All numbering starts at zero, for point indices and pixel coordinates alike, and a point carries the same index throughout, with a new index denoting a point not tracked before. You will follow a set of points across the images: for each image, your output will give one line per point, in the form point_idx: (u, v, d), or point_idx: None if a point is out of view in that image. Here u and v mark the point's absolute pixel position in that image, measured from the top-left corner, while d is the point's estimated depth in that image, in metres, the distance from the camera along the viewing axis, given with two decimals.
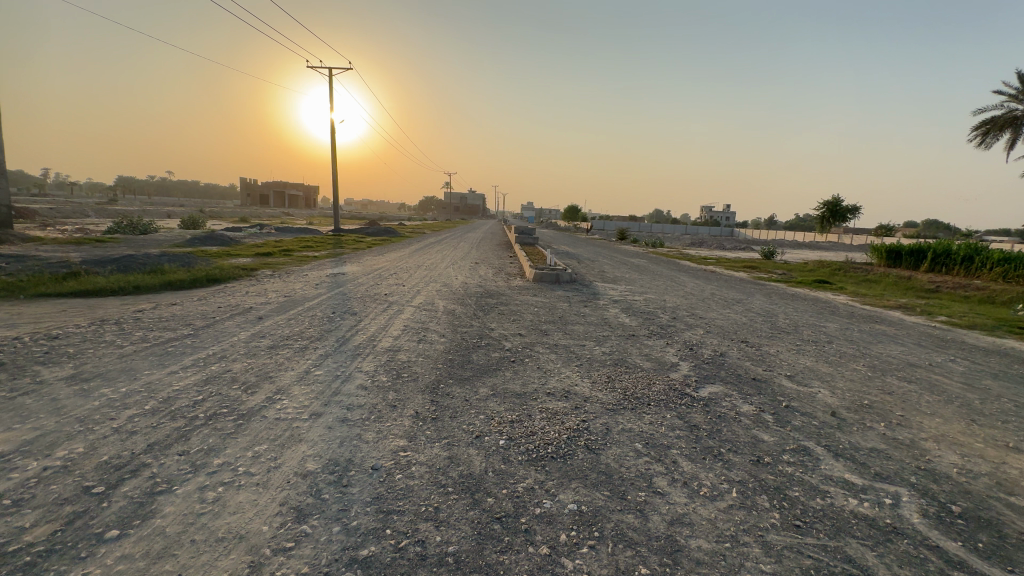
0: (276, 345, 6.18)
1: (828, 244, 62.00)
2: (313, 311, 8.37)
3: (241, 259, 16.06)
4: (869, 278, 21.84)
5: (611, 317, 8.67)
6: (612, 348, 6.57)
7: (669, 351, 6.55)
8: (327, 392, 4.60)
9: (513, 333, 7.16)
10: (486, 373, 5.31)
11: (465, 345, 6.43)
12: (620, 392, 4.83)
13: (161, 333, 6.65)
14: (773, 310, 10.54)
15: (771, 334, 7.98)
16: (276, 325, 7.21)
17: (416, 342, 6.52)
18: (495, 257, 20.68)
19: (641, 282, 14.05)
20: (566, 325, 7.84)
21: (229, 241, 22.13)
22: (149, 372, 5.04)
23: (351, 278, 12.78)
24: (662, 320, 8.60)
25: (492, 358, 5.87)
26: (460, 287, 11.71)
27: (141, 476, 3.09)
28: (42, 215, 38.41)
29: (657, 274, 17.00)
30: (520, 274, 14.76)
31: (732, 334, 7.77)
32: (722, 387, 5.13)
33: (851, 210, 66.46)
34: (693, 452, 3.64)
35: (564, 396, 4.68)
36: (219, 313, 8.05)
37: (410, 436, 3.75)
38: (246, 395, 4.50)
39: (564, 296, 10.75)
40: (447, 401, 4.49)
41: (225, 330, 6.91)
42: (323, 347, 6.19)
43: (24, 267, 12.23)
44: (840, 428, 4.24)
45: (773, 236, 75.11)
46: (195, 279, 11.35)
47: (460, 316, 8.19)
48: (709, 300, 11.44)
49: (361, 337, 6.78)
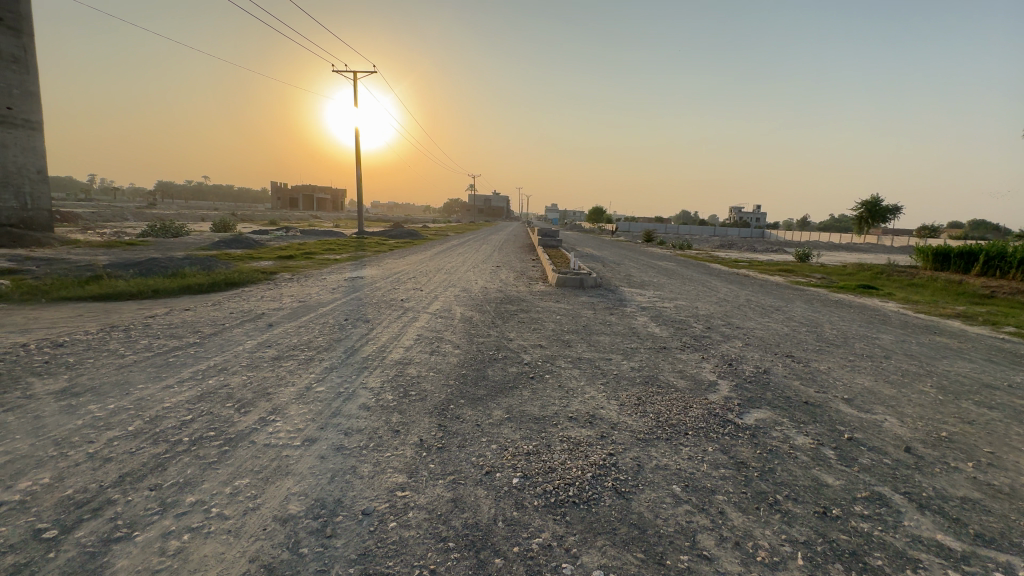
0: (281, 356, 5.83)
1: (866, 245, 59.16)
2: (325, 318, 8.04)
3: (263, 261, 16.09)
4: (916, 282, 20.36)
5: (639, 327, 8.02)
6: (642, 363, 5.97)
7: (706, 367, 5.90)
8: (325, 413, 4.17)
9: (532, 345, 6.63)
10: (501, 391, 4.81)
11: (480, 358, 5.93)
12: (652, 418, 4.26)
13: (166, 341, 6.39)
14: (817, 320, 9.67)
15: (819, 348, 7.22)
16: (285, 334, 6.89)
17: (428, 354, 6.07)
18: (517, 260, 20.19)
19: (670, 287, 13.32)
20: (592, 336, 7.27)
21: (253, 243, 22.33)
22: (143, 386, 4.73)
23: (369, 282, 12.49)
24: (695, 330, 7.93)
25: (509, 374, 5.35)
26: (480, 292, 11.24)
27: (101, 518, 2.70)
28: (84, 219, 40.16)
29: (687, 278, 16.18)
30: (543, 278, 14.21)
31: (775, 347, 7.04)
32: (771, 413, 4.49)
33: (891, 211, 63.38)
34: (744, 500, 3.04)
35: (588, 422, 4.13)
36: (229, 320, 7.80)
37: (411, 471, 3.27)
38: (238, 415, 4.11)
39: (588, 303, 10.15)
40: (456, 426, 4.00)
41: (232, 338, 6.62)
42: (328, 359, 5.79)
43: (52, 270, 12.42)
44: (919, 470, 3.55)
45: (807, 237, 72.21)
46: (213, 283, 11.26)
47: (477, 325, 7.70)
48: (745, 307, 10.63)
49: (371, 347, 6.38)
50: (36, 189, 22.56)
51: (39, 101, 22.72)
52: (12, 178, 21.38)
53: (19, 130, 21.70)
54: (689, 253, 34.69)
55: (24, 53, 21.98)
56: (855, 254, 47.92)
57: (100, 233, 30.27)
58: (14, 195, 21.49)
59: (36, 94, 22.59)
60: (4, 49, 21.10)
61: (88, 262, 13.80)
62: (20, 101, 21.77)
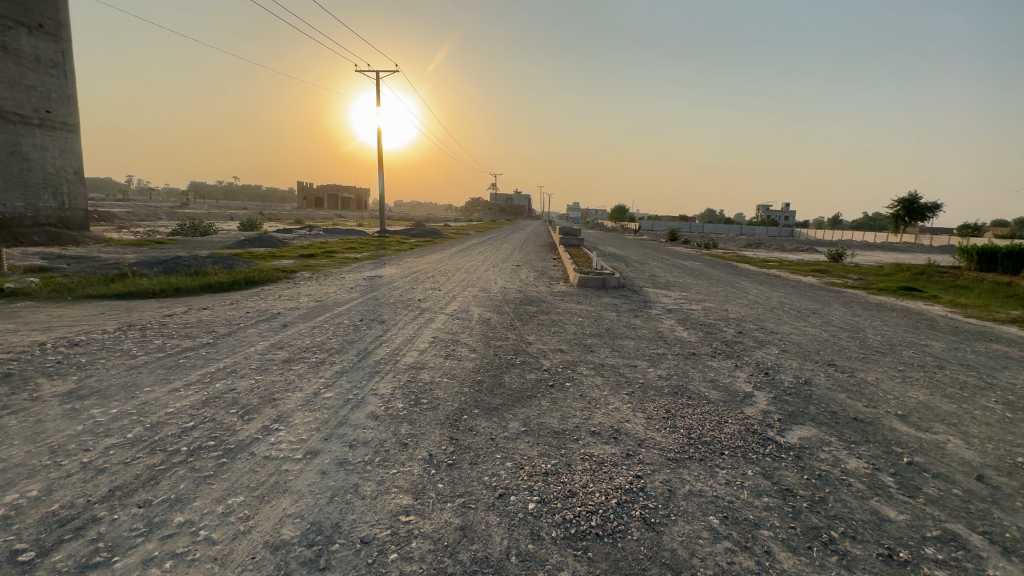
0: (292, 359, 5.65)
1: (903, 245, 56.71)
2: (340, 318, 7.89)
3: (284, 260, 16.15)
4: (961, 284, 19.25)
5: (666, 331, 7.59)
6: (670, 371, 5.56)
7: (740, 376, 5.45)
8: (331, 422, 3.93)
9: (552, 349, 6.29)
10: (518, 401, 4.49)
11: (497, 363, 5.62)
12: (683, 434, 3.88)
13: (179, 342, 6.29)
14: (858, 325, 9.02)
15: (863, 356, 6.66)
16: (298, 335, 6.72)
17: (442, 358, 5.79)
18: (538, 259, 19.82)
19: (697, 288, 12.80)
20: (615, 340, 6.88)
21: (276, 242, 22.59)
22: (149, 390, 4.59)
23: (387, 281, 12.33)
24: (726, 335, 7.45)
25: (527, 381, 5.03)
26: (499, 292, 10.95)
27: (82, 539, 2.50)
28: (122, 219, 41.60)
29: (715, 279, 15.56)
30: (564, 278, 13.81)
31: (814, 355, 6.52)
32: (815, 431, 4.06)
33: (931, 209, 60.60)
34: (793, 537, 2.65)
35: (612, 438, 3.78)
36: (244, 319, 7.71)
37: (417, 492, 2.99)
38: (240, 423, 3.90)
39: (612, 304, 9.74)
40: (468, 440, 3.70)
41: (245, 339, 6.49)
42: (339, 362, 5.57)
43: (81, 268, 12.68)
44: (998, 505, 3.07)
45: (839, 236, 69.62)
46: (233, 282, 11.27)
47: (495, 328, 7.39)
48: (778, 310, 10.04)
49: (384, 349, 6.14)
50: (73, 189, 23.30)
51: (77, 104, 23.45)
52: (51, 179, 22.08)
53: (58, 132, 22.40)
54: (715, 253, 33.72)
55: (62, 58, 22.70)
56: (892, 254, 46.07)
57: (133, 232, 31.20)
58: (53, 196, 22.22)
59: (73, 98, 23.33)
60: (44, 55, 21.83)
61: (115, 261, 14.01)
62: (58, 104, 22.50)
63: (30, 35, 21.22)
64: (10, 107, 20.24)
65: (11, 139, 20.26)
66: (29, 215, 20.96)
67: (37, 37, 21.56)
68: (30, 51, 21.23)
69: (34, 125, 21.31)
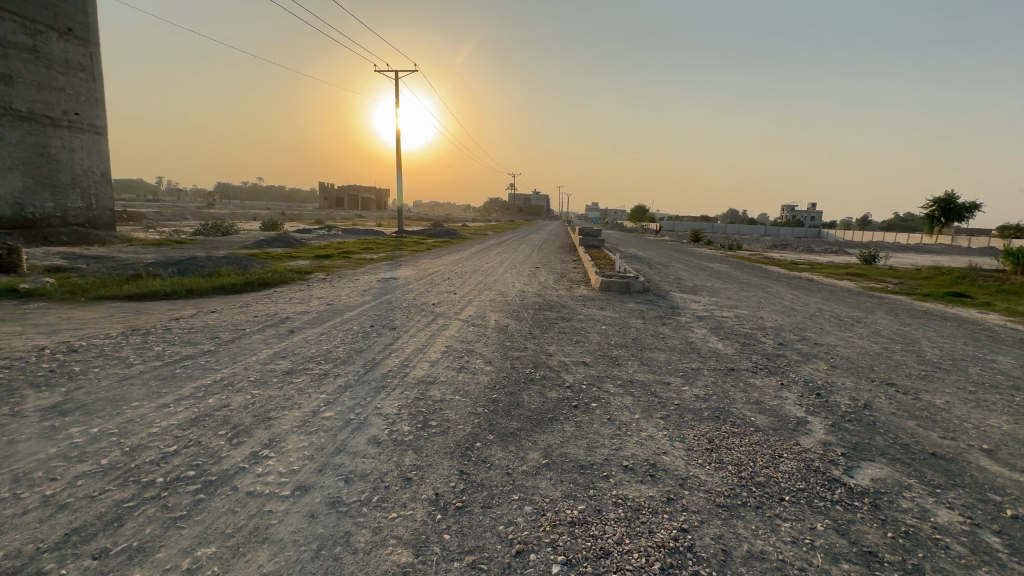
0: (293, 370, 5.23)
1: (939, 246, 54.38)
2: (350, 324, 7.50)
3: (300, 261, 16.01)
4: (1011, 289, 18.07)
5: (699, 342, 6.97)
6: (708, 390, 4.97)
7: (788, 398, 4.82)
8: (327, 450, 3.49)
9: (575, 362, 5.75)
10: (538, 426, 3.97)
11: (514, 378, 5.11)
12: (731, 472, 3.31)
13: (180, 349, 5.96)
14: (910, 336, 8.24)
15: (925, 374, 5.94)
16: (304, 343, 6.34)
17: (455, 372, 5.31)
18: (558, 261, 19.30)
19: (727, 292, 12.12)
20: (644, 352, 6.30)
21: (295, 242, 22.58)
22: (137, 405, 4.22)
23: (402, 283, 11.97)
24: (766, 347, 6.81)
25: (547, 401, 4.50)
26: (517, 296, 10.46)
27: None
28: (149, 219, 42.53)
29: (744, 282, 14.83)
30: (585, 281, 13.25)
31: (870, 373, 5.82)
32: (889, 471, 3.44)
33: (970, 209, 57.97)
34: None
35: (648, 477, 3.24)
36: (251, 324, 7.39)
37: (418, 547, 2.50)
38: (227, 449, 3.48)
39: (637, 310, 9.15)
40: (482, 475, 3.21)
41: (249, 346, 6.14)
42: (344, 375, 5.13)
43: (99, 269, 12.65)
44: None
45: (870, 238, 67.17)
46: (246, 283, 11.09)
47: (513, 336, 6.89)
48: (818, 318, 9.31)
49: (393, 360, 5.70)
50: (100, 190, 23.68)
51: (104, 106, 23.80)
52: (79, 180, 22.43)
53: (86, 134, 22.76)
54: (740, 254, 32.71)
55: (90, 61, 23.04)
56: (926, 255, 44.25)
57: (159, 232, 31.78)
58: (81, 196, 22.58)
59: (101, 100, 23.67)
60: (73, 58, 22.22)
61: (133, 261, 13.99)
62: (87, 106, 22.88)
63: (60, 39, 21.61)
64: (40, 109, 20.58)
65: (41, 140, 20.60)
66: (58, 214, 21.34)
67: (66, 41, 21.91)
68: (60, 54, 21.59)
69: (64, 126, 21.66)
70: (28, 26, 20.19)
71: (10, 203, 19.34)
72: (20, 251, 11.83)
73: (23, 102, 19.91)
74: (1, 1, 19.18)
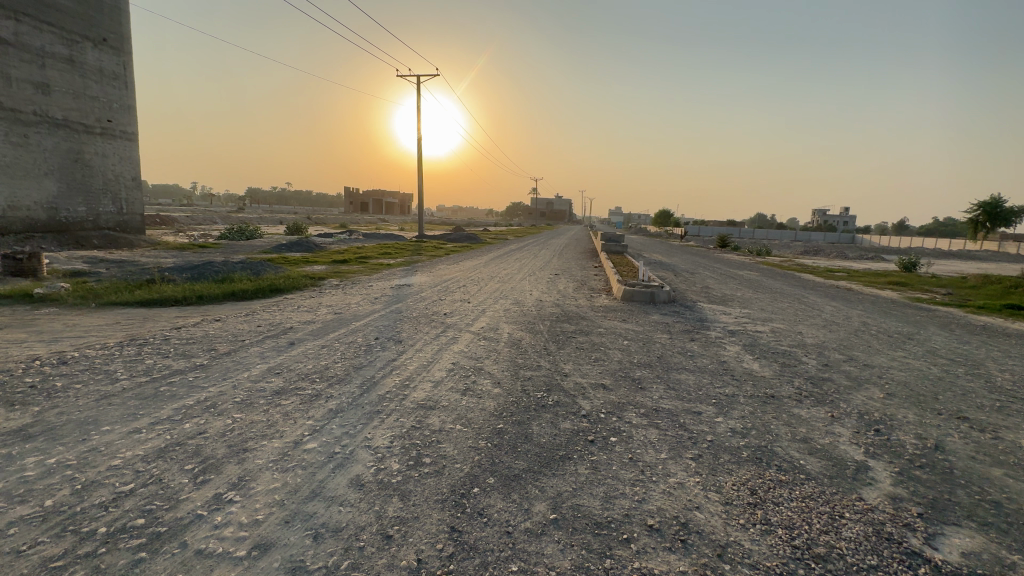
0: (283, 390, 4.80)
1: (983, 253, 51.48)
2: (355, 335, 7.09)
3: (316, 266, 15.85)
4: None
5: (732, 361, 6.29)
6: (746, 423, 4.33)
7: (842, 435, 4.15)
8: (301, 494, 3.02)
9: (593, 385, 5.16)
10: (548, 466, 3.42)
11: (524, 404, 4.56)
12: (782, 539, 2.69)
13: (171, 363, 5.62)
14: (972, 356, 7.37)
15: (1001, 406, 5.14)
16: (302, 358, 5.93)
17: (458, 395, 4.79)
18: (578, 267, 18.67)
19: (760, 303, 11.32)
20: (670, 373, 5.66)
21: (314, 246, 22.61)
22: (105, 431, 3.83)
23: (415, 291, 11.58)
24: (809, 369, 6.09)
25: (560, 435, 3.94)
26: (534, 306, 9.93)
27: None
28: (180, 223, 43.61)
29: (777, 292, 13.95)
30: (606, 290, 12.63)
31: (935, 404, 5.06)
32: (982, 542, 2.77)
33: (1017, 214, 54.90)
34: None
35: (678, 542, 2.65)
36: (251, 335, 7.05)
37: None
38: (188, 489, 3.04)
39: (662, 324, 8.49)
40: (476, 534, 2.67)
41: (244, 361, 5.76)
42: (337, 397, 4.67)
43: (116, 273, 12.64)
44: None
45: (908, 243, 64.18)
46: (257, 290, 10.87)
47: (526, 352, 6.35)
48: (865, 335, 8.47)
49: (394, 379, 5.22)
50: (130, 195, 24.15)
51: (136, 113, 24.32)
52: (110, 185, 22.93)
53: (118, 140, 23.24)
54: (769, 261, 31.49)
55: (124, 70, 23.55)
56: (970, 263, 41.97)
57: (186, 235, 32.44)
58: (112, 201, 23.08)
59: (133, 107, 24.19)
60: (107, 67, 22.73)
61: (151, 266, 13.97)
62: (119, 113, 23.39)
63: (95, 49, 22.14)
64: (74, 117, 21.09)
65: (75, 147, 21.09)
66: (90, 219, 21.82)
67: (101, 51, 22.47)
68: (94, 63, 22.13)
69: (97, 134, 22.17)
70: (64, 36, 20.71)
71: (43, 208, 19.86)
72: (40, 256, 11.87)
73: (59, 111, 20.43)
74: (38, 13, 19.72)
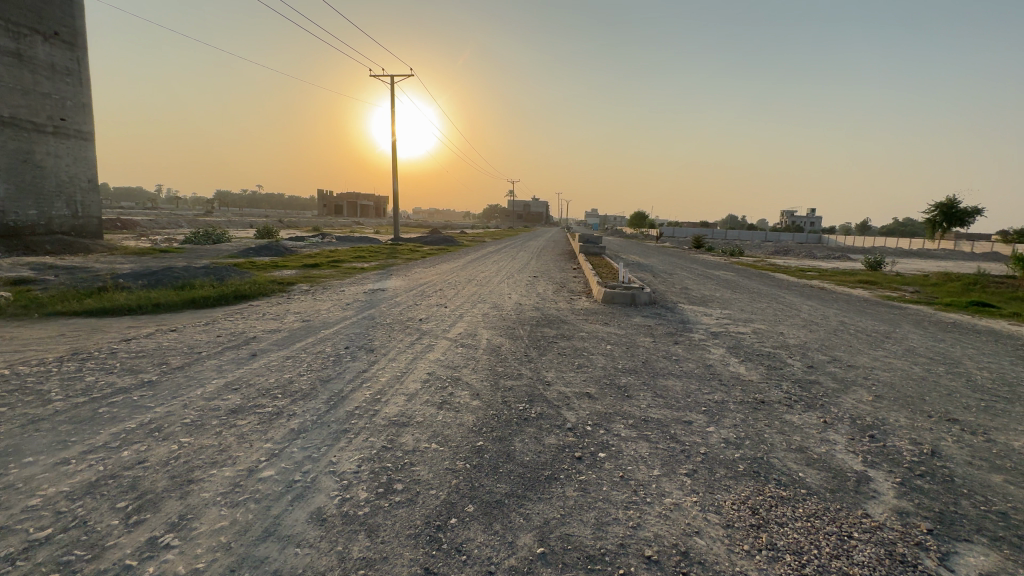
0: (240, 409, 4.35)
1: (942, 252, 53.73)
2: (324, 345, 6.65)
3: (285, 271, 15.18)
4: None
5: (719, 365, 6.12)
6: (739, 432, 4.12)
7: (838, 443, 3.97)
8: (252, 534, 2.63)
9: (578, 395, 4.88)
10: (534, 490, 3.12)
11: (505, 418, 4.24)
12: (792, 567, 2.45)
13: (115, 380, 5.08)
14: (949, 355, 7.41)
15: (986, 406, 5.09)
16: (264, 371, 5.47)
17: (434, 409, 4.43)
18: (556, 269, 18.48)
19: (739, 304, 11.30)
20: (657, 380, 5.43)
21: (285, 250, 21.79)
22: (28, 463, 3.34)
23: (389, 295, 11.14)
24: (795, 371, 5.96)
25: (544, 452, 3.64)
26: (513, 310, 9.63)
27: None
28: (143, 227, 41.71)
29: (754, 292, 14.03)
30: (587, 292, 12.42)
31: (924, 406, 4.97)
32: (997, 560, 2.59)
33: (971, 214, 57.57)
34: None
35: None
36: (210, 346, 6.54)
37: None
38: (118, 533, 2.61)
39: (644, 327, 8.28)
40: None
41: (199, 375, 5.28)
42: (300, 414, 4.26)
43: (65, 281, 11.77)
44: None
45: (872, 242, 66.56)
46: (221, 297, 10.26)
47: (506, 360, 6.02)
48: (844, 334, 8.47)
49: (364, 393, 4.83)
50: (87, 197, 22.78)
51: (92, 112, 23.01)
52: (64, 187, 21.60)
53: (72, 140, 21.93)
54: (743, 261, 31.99)
55: (78, 65, 22.28)
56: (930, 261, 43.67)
57: (148, 240, 30.89)
58: (66, 204, 21.75)
59: (89, 106, 22.90)
60: (59, 62, 21.46)
61: (104, 273, 13.09)
62: (73, 111, 22.09)
63: (45, 43, 20.86)
64: (23, 115, 19.79)
65: (23, 146, 19.80)
66: (41, 223, 20.49)
67: (53, 45, 21.19)
68: (45, 59, 20.84)
69: (48, 133, 20.86)
70: (11, 29, 19.44)
71: None
72: None
73: (5, 108, 19.13)
74: None
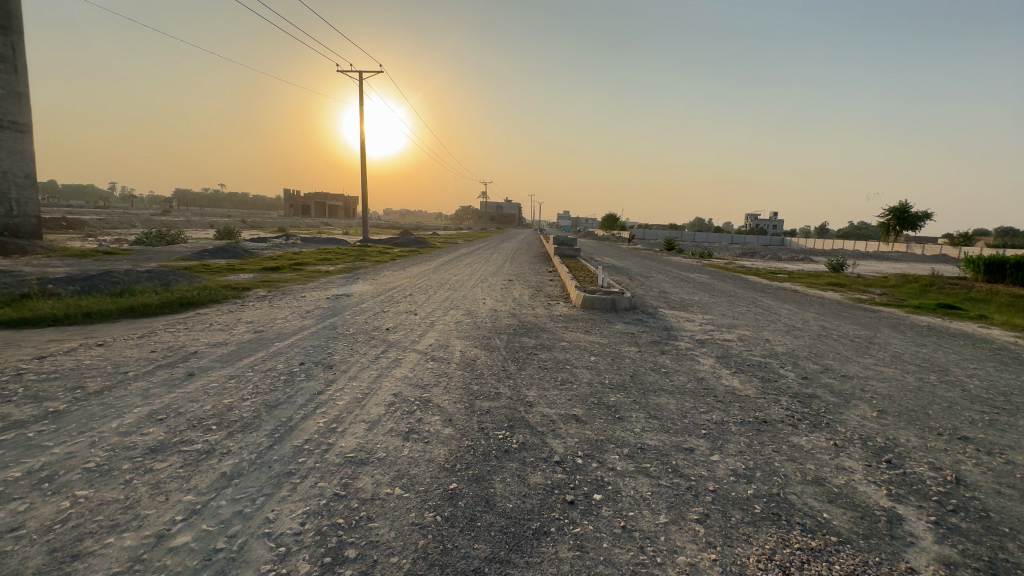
0: (161, 447, 3.60)
1: (897, 254, 55.92)
2: (276, 361, 5.90)
3: (242, 275, 14.15)
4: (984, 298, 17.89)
5: (711, 378, 5.69)
6: (747, 461, 3.65)
7: (855, 472, 3.55)
8: None
9: (563, 417, 4.34)
10: (520, 552, 2.53)
11: (482, 450, 3.66)
12: None
13: (12, 411, 4.22)
14: (936, 361, 7.24)
15: (993, 421, 4.80)
16: (200, 395, 4.69)
17: (399, 441, 3.79)
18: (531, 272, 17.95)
19: (720, 308, 11.02)
20: (649, 398, 4.93)
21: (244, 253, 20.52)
22: None
23: (354, 301, 10.36)
24: (792, 384, 5.57)
25: (530, 495, 3.07)
26: (488, 316, 9.04)
27: None
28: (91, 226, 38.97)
29: (732, 295, 13.86)
30: (564, 297, 11.92)
31: (932, 422, 4.62)
32: None
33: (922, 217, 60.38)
34: None
35: None
36: (143, 364, 5.69)
37: None
38: None
39: (627, 335, 7.82)
40: None
41: (121, 403, 4.46)
42: (236, 453, 3.54)
43: None
44: None
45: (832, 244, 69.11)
46: (164, 304, 9.30)
47: (482, 377, 5.41)
48: (829, 340, 8.24)
49: (317, 422, 4.13)
50: (23, 194, 20.79)
51: (28, 102, 21.06)
52: None
53: (5, 132, 20.00)
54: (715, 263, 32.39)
55: (12, 52, 20.40)
56: (887, 263, 45.41)
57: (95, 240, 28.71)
58: None
59: (25, 95, 20.99)
60: None
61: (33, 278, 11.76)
62: (7, 101, 20.18)
63: None
64: None
65: None
66: None
67: None
68: None
69: None
70: None
71: None
72: None
73: None
74: None
